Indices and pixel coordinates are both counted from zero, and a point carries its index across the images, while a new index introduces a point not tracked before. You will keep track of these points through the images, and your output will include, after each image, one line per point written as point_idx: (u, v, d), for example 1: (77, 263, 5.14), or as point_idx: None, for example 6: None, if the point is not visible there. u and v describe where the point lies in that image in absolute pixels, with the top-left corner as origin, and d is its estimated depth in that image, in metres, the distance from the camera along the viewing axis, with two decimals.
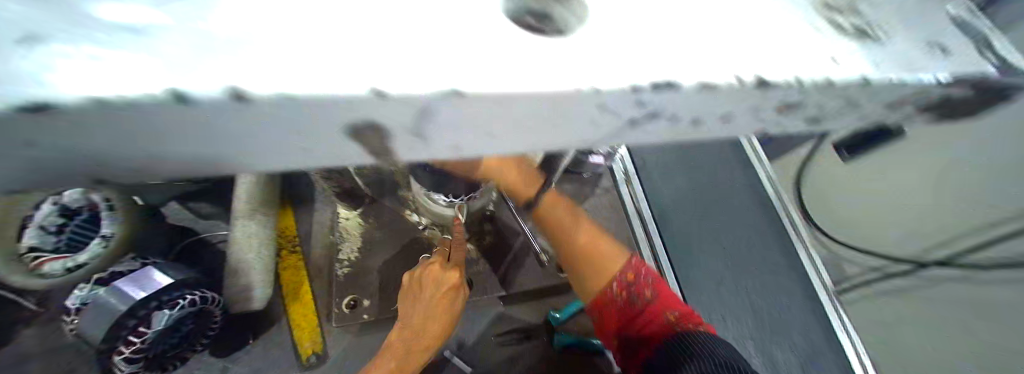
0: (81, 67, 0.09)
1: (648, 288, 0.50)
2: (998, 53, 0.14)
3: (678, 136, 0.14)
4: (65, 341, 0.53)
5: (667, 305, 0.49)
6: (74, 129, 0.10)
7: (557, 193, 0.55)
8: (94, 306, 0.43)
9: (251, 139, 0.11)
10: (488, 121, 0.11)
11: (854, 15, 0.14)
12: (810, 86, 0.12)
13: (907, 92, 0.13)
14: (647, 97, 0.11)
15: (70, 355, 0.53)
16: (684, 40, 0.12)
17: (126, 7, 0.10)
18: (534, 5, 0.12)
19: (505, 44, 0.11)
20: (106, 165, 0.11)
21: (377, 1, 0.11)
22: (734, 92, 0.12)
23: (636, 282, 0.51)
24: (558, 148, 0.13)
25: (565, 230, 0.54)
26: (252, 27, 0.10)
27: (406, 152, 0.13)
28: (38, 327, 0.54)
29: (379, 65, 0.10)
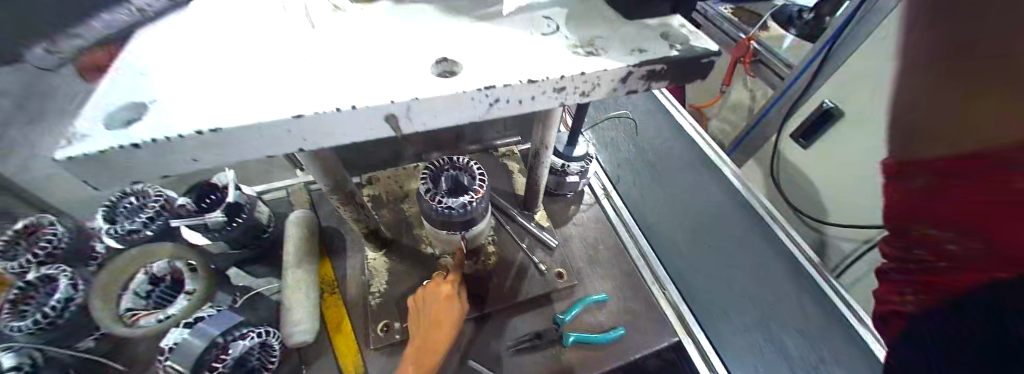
0: (208, 114, 0.19)
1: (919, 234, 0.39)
2: (675, 48, 0.26)
3: (521, 108, 0.23)
4: None
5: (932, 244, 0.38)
6: (204, 149, 0.19)
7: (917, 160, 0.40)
8: (181, 345, 0.52)
9: (278, 141, 0.20)
10: (426, 113, 0.21)
11: (628, 43, 0.25)
12: (572, 77, 0.23)
13: (621, 71, 0.24)
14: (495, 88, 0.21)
15: None
16: (511, 70, 0.22)
17: (215, 90, 0.21)
18: (446, 66, 0.22)
19: (427, 80, 0.21)
20: (222, 160, 0.20)
21: (353, 77, 0.21)
22: (530, 84, 0.22)
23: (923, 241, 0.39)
24: (462, 120, 0.22)
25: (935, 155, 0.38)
26: (272, 88, 0.20)
27: (396, 130, 0.22)
28: None
29: (350, 91, 0.20)
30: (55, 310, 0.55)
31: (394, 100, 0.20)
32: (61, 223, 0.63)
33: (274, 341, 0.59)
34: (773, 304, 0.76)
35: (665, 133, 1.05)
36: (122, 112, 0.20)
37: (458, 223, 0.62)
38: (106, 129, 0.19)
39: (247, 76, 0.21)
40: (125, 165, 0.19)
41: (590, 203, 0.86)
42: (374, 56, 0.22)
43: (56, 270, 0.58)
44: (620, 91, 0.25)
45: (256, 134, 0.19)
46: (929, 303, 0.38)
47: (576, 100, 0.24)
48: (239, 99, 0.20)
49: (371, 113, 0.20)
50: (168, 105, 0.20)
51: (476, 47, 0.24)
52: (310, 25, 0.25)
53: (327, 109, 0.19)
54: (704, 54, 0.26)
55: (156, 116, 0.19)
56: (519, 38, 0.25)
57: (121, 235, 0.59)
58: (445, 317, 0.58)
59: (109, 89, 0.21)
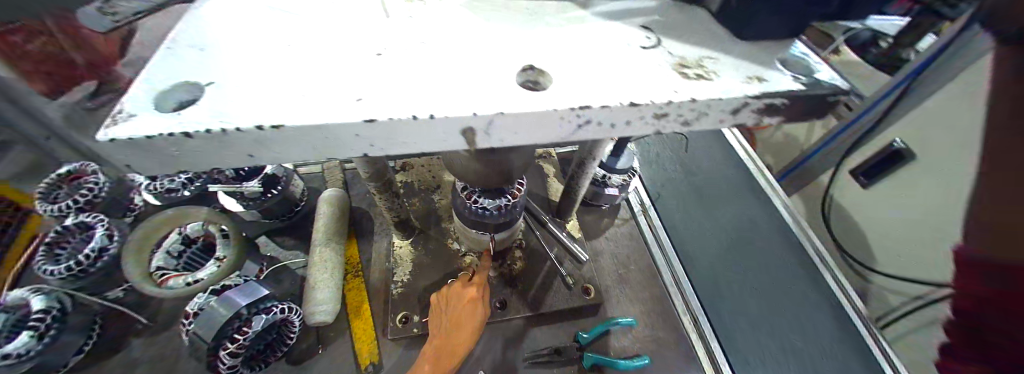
0: (268, 106, 0.17)
1: None
2: (800, 80, 0.22)
3: (615, 132, 0.20)
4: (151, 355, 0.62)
5: None
6: (260, 147, 0.18)
7: None
8: (206, 312, 0.52)
9: (341, 144, 0.18)
10: (508, 128, 0.18)
11: (746, 69, 0.22)
12: (681, 104, 0.19)
13: (740, 102, 0.20)
14: (592, 108, 0.18)
15: (153, 367, 0.60)
16: (610, 88, 0.19)
17: (280, 77, 0.19)
18: (535, 77, 0.20)
19: (517, 91, 0.18)
20: (277, 159, 0.19)
21: (433, 79, 0.18)
22: (633, 109, 0.19)
23: None
24: (548, 140, 0.20)
25: None
26: (340, 83, 0.18)
27: (473, 143, 0.19)
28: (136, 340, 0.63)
29: (429, 99, 0.17)
30: (88, 258, 0.58)
31: (476, 112, 0.17)
32: (104, 173, 0.68)
33: (296, 318, 0.59)
34: (811, 354, 0.71)
35: (712, 153, 1.01)
36: (177, 92, 0.19)
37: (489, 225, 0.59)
38: (158, 111, 0.18)
39: (315, 64, 0.19)
40: (173, 155, 0.18)
41: (625, 218, 0.82)
42: (456, 58, 0.20)
43: (95, 220, 0.62)
44: (729, 124, 0.22)
45: (317, 136, 0.17)
46: None
47: (678, 129, 0.21)
48: (302, 93, 0.18)
49: (451, 128, 0.17)
50: (227, 91, 0.18)
51: (568, 56, 0.21)
52: (385, 15, 0.22)
53: (400, 116, 0.16)
54: (834, 90, 0.22)
55: (210, 102, 0.18)
56: (618, 49, 0.22)
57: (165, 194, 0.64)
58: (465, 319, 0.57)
59: (164, 61, 0.20)
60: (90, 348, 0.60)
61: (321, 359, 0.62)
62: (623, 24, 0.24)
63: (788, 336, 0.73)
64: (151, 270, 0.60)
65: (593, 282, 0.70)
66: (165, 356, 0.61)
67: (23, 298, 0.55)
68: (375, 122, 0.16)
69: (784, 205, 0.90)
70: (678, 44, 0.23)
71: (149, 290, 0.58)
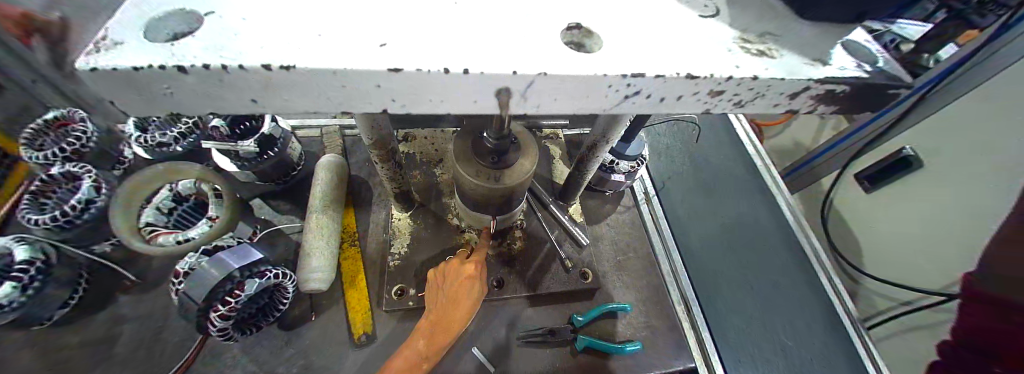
0: (276, 44, 0.15)
1: None
2: (862, 67, 0.20)
3: (661, 107, 0.18)
4: (140, 312, 0.61)
5: None
6: (266, 90, 0.15)
7: None
8: (196, 272, 0.50)
9: (358, 96, 0.15)
10: (547, 93, 0.16)
11: (807, 49, 0.20)
12: (741, 82, 0.17)
13: (801, 85, 0.18)
14: (644, 77, 0.16)
15: (142, 324, 0.59)
16: (665, 56, 0.17)
17: (289, 13, 0.16)
18: (578, 39, 0.17)
19: (561, 51, 0.16)
20: (285, 108, 0.17)
21: (467, 29, 0.16)
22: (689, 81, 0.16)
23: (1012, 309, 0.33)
24: (588, 110, 0.18)
25: None
26: (359, 24, 0.16)
27: (505, 108, 0.17)
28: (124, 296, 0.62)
29: (463, 51, 0.15)
30: (74, 210, 0.55)
31: (516, 71, 0.15)
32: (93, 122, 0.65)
33: (288, 283, 0.57)
34: (799, 351, 0.73)
35: (719, 146, 0.99)
36: (171, 21, 0.16)
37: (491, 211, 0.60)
38: (147, 40, 0.15)
39: (330, 1, 0.17)
40: (165, 94, 0.16)
41: (628, 205, 0.81)
42: (490, 8, 0.17)
43: (82, 170, 0.59)
44: (780, 110, 0.20)
45: (332, 84, 0.15)
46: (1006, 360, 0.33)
47: (728, 109, 0.19)
48: (317, 33, 0.15)
49: (486, 87, 0.15)
50: (228, 24, 0.16)
51: (617, 17, 0.18)
52: None
53: (430, 68, 0.14)
54: (899, 82, 0.20)
55: (208, 35, 0.15)
56: (671, 15, 0.19)
57: (151, 147, 0.60)
58: (462, 296, 0.56)
59: None
60: (76, 303, 0.59)
61: (314, 326, 0.61)
62: None
63: (778, 331, 0.74)
64: (140, 226, 0.58)
65: (592, 267, 0.69)
66: (155, 313, 0.60)
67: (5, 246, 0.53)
68: (401, 72, 0.14)
69: (784, 201, 0.90)
70: (736, 16, 0.21)
71: (136, 247, 0.56)
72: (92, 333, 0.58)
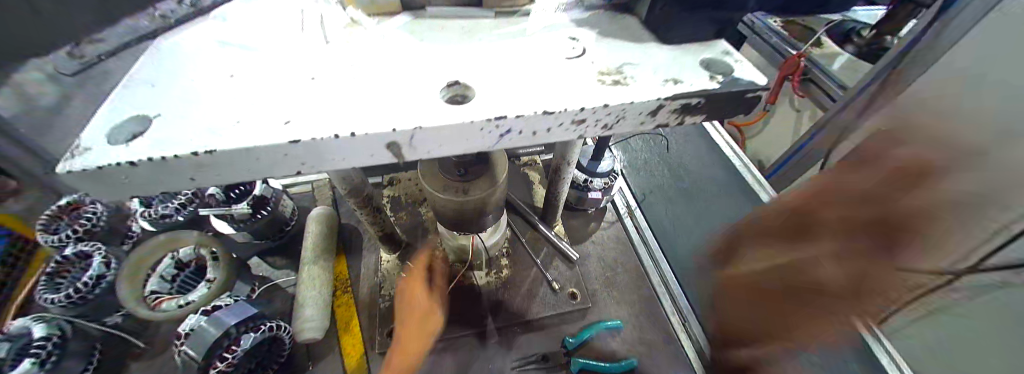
0: (207, 133, 0.19)
1: None
2: (716, 79, 0.23)
3: (537, 139, 0.21)
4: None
5: None
6: (203, 169, 0.19)
7: None
8: (196, 333, 0.53)
9: (275, 164, 0.19)
10: (429, 142, 0.20)
11: (661, 72, 0.23)
12: (594, 110, 0.20)
13: (651, 104, 0.21)
14: (504, 118, 0.19)
15: None
16: (527, 97, 0.20)
17: (221, 108, 0.20)
18: (456, 93, 0.21)
19: (437, 105, 0.20)
20: (222, 180, 0.20)
21: (359, 98, 0.20)
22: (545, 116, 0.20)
23: None
24: (472, 149, 0.21)
25: None
26: (273, 109, 0.20)
27: (401, 157, 0.20)
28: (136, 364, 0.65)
29: (352, 118, 0.19)
30: (86, 285, 0.60)
31: (395, 128, 0.18)
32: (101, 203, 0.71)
33: (285, 335, 0.59)
34: None
35: (696, 152, 1.02)
36: (128, 125, 0.20)
37: (475, 228, 0.57)
38: (108, 143, 0.19)
39: (254, 92, 0.21)
40: (125, 183, 0.19)
41: (611, 221, 0.83)
42: (383, 78, 0.21)
43: (92, 248, 0.64)
44: (650, 125, 0.23)
45: (250, 158, 0.19)
46: None
47: (599, 132, 0.22)
48: (240, 121, 0.19)
49: (377, 145, 0.19)
50: (174, 122, 0.20)
51: (493, 70, 0.22)
52: (325, 41, 0.24)
53: (323, 136, 0.18)
54: (750, 86, 0.22)
55: (156, 134, 0.19)
56: (543, 61, 0.23)
57: (156, 220, 0.65)
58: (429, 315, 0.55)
59: (117, 99, 0.22)
60: (94, 371, 0.61)
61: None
62: (554, 36, 0.25)
63: None
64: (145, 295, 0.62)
65: (579, 286, 0.71)
66: None
67: (24, 326, 0.56)
68: (302, 142, 0.18)
69: (770, 198, 0.91)
70: (604, 53, 0.24)
71: (142, 314, 0.59)
72: None
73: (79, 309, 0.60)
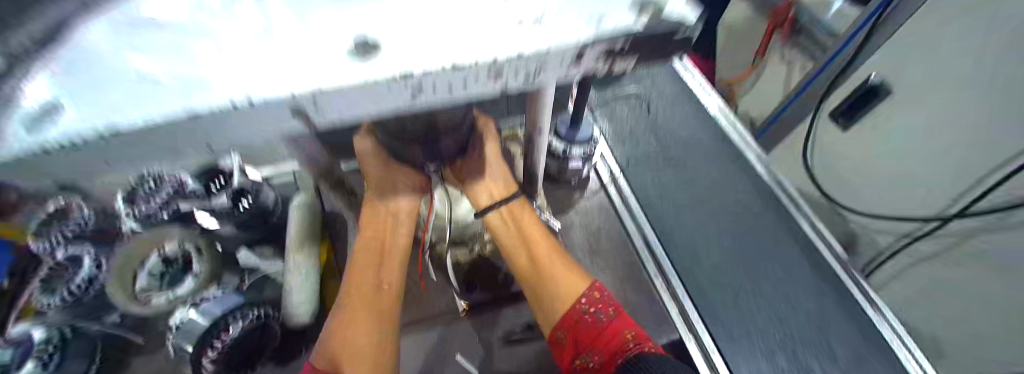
0: (113, 112, 0.20)
1: (611, 306, 0.58)
2: (645, 15, 0.21)
3: (453, 92, 0.21)
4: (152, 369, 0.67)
5: (621, 325, 0.55)
6: (124, 145, 0.20)
7: (562, 283, 0.59)
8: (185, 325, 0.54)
9: (193, 135, 0.20)
10: (342, 103, 0.20)
11: (586, 14, 0.21)
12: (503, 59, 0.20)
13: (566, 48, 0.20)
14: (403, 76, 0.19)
15: None
16: (433, 50, 0.20)
17: (129, 87, 0.21)
18: (359, 49, 0.21)
19: (338, 65, 0.20)
20: (140, 151, 0.21)
21: (265, 65, 0.21)
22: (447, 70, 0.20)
23: (599, 299, 0.58)
24: (385, 108, 0.21)
25: (561, 293, 0.58)
26: (180, 85, 0.20)
27: (317, 117, 0.21)
28: (145, 355, 0.69)
29: (256, 85, 0.20)
30: (80, 289, 0.61)
31: (293, 92, 0.19)
32: None
33: (276, 322, 0.61)
34: (786, 299, 0.74)
35: (681, 115, 1.00)
36: (40, 112, 0.20)
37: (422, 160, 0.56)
38: (23, 130, 0.20)
39: (161, 72, 0.21)
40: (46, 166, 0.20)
41: (594, 190, 0.84)
42: (291, 44, 0.22)
43: (81, 250, 0.64)
44: (571, 74, 0.23)
45: (166, 131, 0.20)
46: (587, 338, 0.55)
47: (518, 81, 0.22)
48: (148, 99, 0.20)
49: (275, 112, 0.20)
50: (83, 104, 0.20)
51: (400, 25, 0.22)
52: (230, 10, 0.24)
53: (220, 103, 0.19)
54: (683, 21, 0.21)
55: (70, 116, 0.20)
56: (453, 11, 0.22)
57: (142, 219, 0.62)
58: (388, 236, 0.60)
59: (34, 87, 0.22)
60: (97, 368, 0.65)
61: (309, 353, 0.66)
62: None
63: (765, 285, 0.75)
64: (135, 293, 0.63)
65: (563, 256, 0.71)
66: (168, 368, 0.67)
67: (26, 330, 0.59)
68: (212, 122, 0.20)
69: (756, 157, 0.90)
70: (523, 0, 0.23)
71: (131, 308, 0.62)
72: None
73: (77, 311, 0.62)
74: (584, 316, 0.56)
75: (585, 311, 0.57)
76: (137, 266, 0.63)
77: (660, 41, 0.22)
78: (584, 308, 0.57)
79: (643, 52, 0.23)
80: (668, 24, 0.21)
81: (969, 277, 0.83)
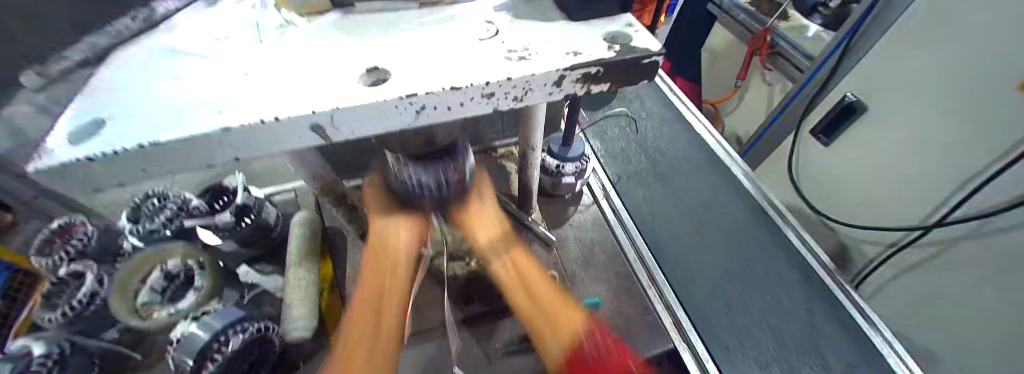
0: (152, 128, 0.22)
1: (611, 338, 0.51)
2: (615, 50, 0.25)
3: (450, 113, 0.24)
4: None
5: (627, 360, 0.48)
6: (157, 159, 0.22)
7: (557, 319, 0.52)
8: (186, 338, 0.55)
9: (220, 150, 0.23)
10: (353, 120, 0.23)
11: (565, 49, 0.25)
12: (494, 83, 0.23)
13: (548, 75, 0.24)
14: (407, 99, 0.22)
15: None
16: (434, 76, 0.23)
17: (166, 108, 0.23)
18: (370, 78, 0.24)
19: (352, 89, 0.23)
20: (171, 165, 0.23)
21: (290, 88, 0.24)
22: (446, 93, 0.23)
23: (597, 331, 0.51)
24: (391, 127, 0.24)
25: (562, 329, 0.51)
26: (213, 104, 0.23)
27: (331, 134, 0.23)
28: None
29: (281, 106, 0.22)
30: (81, 303, 0.62)
31: (314, 111, 0.22)
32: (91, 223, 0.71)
33: (274, 336, 0.61)
34: (778, 309, 0.75)
35: (669, 134, 1.05)
36: (84, 130, 0.23)
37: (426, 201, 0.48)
38: (69, 145, 0.22)
39: (197, 95, 0.24)
40: (88, 176, 0.22)
41: (588, 204, 0.86)
42: (312, 71, 0.25)
43: (84, 267, 0.66)
44: (554, 98, 0.26)
45: (197, 146, 0.22)
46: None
47: (507, 104, 0.25)
48: (183, 117, 0.22)
49: (297, 128, 0.22)
50: (122, 122, 0.23)
51: (407, 56, 0.25)
52: (258, 41, 0.28)
53: (250, 121, 0.21)
54: (645, 53, 0.25)
55: (110, 132, 0.22)
56: (452, 46, 0.26)
57: (146, 235, 0.64)
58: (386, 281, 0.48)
59: (80, 109, 0.24)
60: None
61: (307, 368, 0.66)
62: (468, 24, 0.28)
63: (759, 296, 0.77)
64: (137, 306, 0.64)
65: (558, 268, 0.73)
66: None
67: (21, 346, 0.58)
68: (242, 136, 0.22)
69: (743, 172, 0.94)
70: (512, 36, 0.26)
71: (134, 324, 0.63)
72: None
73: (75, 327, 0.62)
74: (585, 354, 0.49)
75: (586, 346, 0.49)
76: (137, 283, 0.64)
77: (627, 70, 0.25)
78: (584, 343, 0.49)
79: (615, 80, 0.26)
80: (633, 56, 0.25)
81: (953, 284, 0.85)
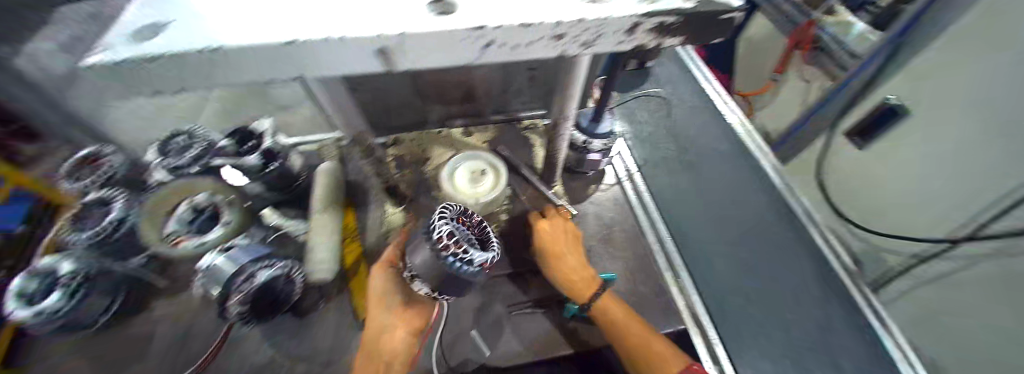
0: (208, 35, 0.21)
1: None
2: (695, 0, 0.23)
3: (512, 53, 0.23)
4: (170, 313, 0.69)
5: None
6: (210, 66, 0.22)
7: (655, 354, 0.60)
8: (211, 269, 0.56)
9: (276, 64, 0.22)
10: (415, 49, 0.22)
11: None
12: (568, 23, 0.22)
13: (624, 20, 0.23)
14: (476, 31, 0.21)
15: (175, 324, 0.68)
16: (501, 9, 0.22)
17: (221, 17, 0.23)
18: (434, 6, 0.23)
19: (417, 16, 0.22)
20: (221, 75, 0.23)
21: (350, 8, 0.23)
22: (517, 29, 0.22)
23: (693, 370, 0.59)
24: (452, 62, 0.23)
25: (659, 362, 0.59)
26: (270, 18, 0.22)
27: (391, 63, 0.23)
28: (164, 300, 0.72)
29: (344, 25, 0.22)
30: (107, 227, 0.64)
31: (378, 34, 0.21)
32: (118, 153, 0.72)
33: (296, 276, 0.63)
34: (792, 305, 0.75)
35: (700, 121, 1.02)
36: (137, 32, 0.22)
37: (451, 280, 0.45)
38: (123, 45, 0.22)
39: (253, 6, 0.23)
40: (144, 77, 0.22)
41: (610, 184, 0.85)
42: None
43: (111, 194, 0.67)
44: (620, 49, 0.25)
45: (254, 58, 0.21)
46: None
47: (574, 49, 0.24)
48: (239, 28, 0.22)
49: (357, 50, 0.22)
50: (177, 27, 0.22)
51: None
52: None
53: (314, 37, 0.21)
54: (727, 7, 0.24)
55: (166, 36, 0.22)
56: None
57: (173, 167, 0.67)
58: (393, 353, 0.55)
59: (133, 12, 0.24)
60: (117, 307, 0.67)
61: (325, 309, 0.68)
62: None
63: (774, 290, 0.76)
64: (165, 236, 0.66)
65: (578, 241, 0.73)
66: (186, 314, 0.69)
67: (52, 264, 0.59)
68: (299, 51, 0.21)
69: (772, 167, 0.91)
70: None
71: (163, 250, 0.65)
72: (148, 330, 0.68)
73: (106, 250, 0.65)
74: None
75: None
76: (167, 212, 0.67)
77: (704, 24, 0.24)
78: None
79: (689, 33, 0.25)
80: (713, 8, 0.23)
81: (982, 300, 0.83)
